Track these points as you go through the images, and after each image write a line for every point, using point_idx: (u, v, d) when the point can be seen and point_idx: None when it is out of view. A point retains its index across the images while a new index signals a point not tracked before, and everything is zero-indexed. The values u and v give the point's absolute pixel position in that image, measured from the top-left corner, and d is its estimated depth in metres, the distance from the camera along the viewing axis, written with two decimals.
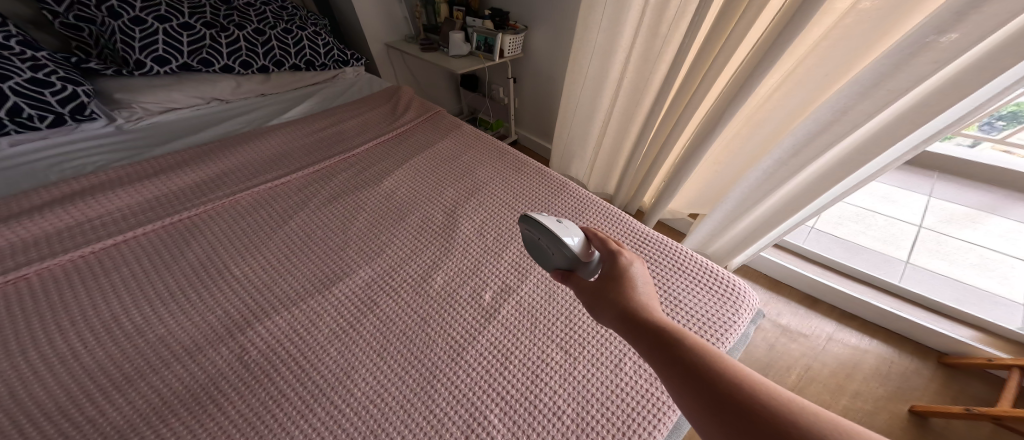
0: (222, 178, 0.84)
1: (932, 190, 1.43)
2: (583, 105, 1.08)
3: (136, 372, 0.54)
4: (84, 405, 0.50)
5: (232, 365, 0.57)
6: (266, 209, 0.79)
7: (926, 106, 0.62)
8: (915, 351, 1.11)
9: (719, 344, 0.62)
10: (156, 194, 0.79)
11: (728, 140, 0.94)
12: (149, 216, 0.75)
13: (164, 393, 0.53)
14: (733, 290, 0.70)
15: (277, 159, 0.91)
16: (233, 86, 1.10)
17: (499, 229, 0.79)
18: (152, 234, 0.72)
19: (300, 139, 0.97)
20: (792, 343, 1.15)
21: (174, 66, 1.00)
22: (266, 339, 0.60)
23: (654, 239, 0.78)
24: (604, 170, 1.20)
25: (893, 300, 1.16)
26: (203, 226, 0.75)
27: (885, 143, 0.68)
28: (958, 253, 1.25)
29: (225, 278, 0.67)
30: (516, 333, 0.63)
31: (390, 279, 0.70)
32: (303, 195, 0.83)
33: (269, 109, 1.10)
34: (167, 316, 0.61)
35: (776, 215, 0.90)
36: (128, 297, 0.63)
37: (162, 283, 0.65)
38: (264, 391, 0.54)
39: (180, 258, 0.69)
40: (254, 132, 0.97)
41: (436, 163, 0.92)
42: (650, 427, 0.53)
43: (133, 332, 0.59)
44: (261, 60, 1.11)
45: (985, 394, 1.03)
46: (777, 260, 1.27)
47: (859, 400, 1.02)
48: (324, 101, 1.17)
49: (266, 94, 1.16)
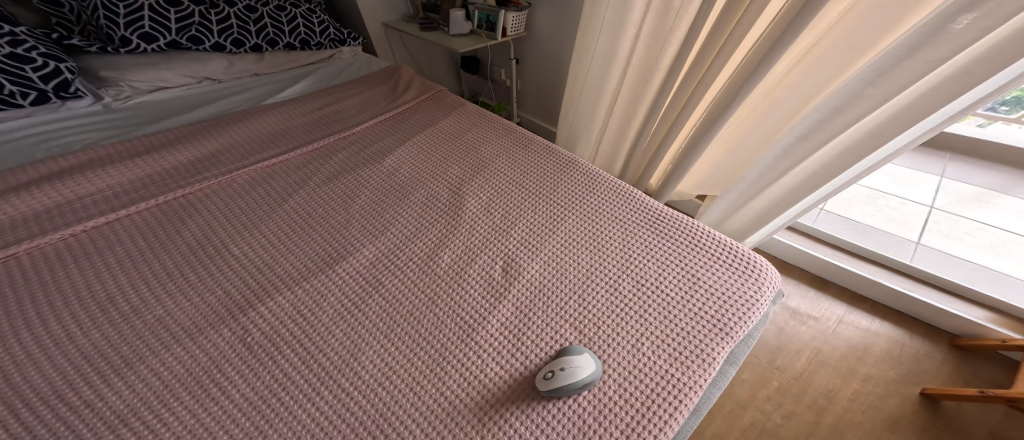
0: (218, 156, 0.82)
1: (945, 170, 1.39)
2: (590, 83, 1.06)
3: (137, 352, 0.52)
4: (84, 385, 0.48)
5: (235, 347, 0.55)
6: (265, 187, 0.77)
7: (963, 76, 0.59)
8: (926, 333, 1.11)
9: (738, 324, 0.61)
10: (148, 172, 0.76)
11: (741, 118, 0.92)
12: (140, 194, 0.72)
13: (167, 375, 0.50)
14: (752, 268, 0.69)
15: (274, 138, 0.88)
16: (225, 65, 1.07)
17: (507, 206, 0.76)
18: (145, 212, 0.69)
19: (297, 118, 0.94)
20: (802, 326, 1.15)
21: (161, 44, 0.96)
22: (269, 321, 0.58)
23: (668, 216, 0.76)
24: (610, 153, 1.17)
25: (903, 280, 1.15)
26: (200, 203, 0.72)
27: (916, 116, 0.66)
28: (970, 234, 1.23)
29: (227, 257, 0.65)
30: (527, 312, 0.62)
31: (395, 258, 0.68)
32: (302, 173, 0.80)
33: (264, 89, 1.08)
34: (165, 297, 0.59)
35: (793, 194, 0.88)
36: (123, 277, 0.60)
37: (158, 263, 0.63)
38: (277, 368, 0.53)
39: (177, 235, 0.67)
40: (250, 111, 0.94)
41: (440, 141, 0.90)
42: (671, 410, 0.51)
43: (130, 311, 0.56)
44: (253, 38, 1.08)
45: (998, 376, 1.02)
46: (789, 241, 1.27)
47: (870, 383, 1.03)
48: (322, 81, 1.14)
49: (259, 74, 1.13)
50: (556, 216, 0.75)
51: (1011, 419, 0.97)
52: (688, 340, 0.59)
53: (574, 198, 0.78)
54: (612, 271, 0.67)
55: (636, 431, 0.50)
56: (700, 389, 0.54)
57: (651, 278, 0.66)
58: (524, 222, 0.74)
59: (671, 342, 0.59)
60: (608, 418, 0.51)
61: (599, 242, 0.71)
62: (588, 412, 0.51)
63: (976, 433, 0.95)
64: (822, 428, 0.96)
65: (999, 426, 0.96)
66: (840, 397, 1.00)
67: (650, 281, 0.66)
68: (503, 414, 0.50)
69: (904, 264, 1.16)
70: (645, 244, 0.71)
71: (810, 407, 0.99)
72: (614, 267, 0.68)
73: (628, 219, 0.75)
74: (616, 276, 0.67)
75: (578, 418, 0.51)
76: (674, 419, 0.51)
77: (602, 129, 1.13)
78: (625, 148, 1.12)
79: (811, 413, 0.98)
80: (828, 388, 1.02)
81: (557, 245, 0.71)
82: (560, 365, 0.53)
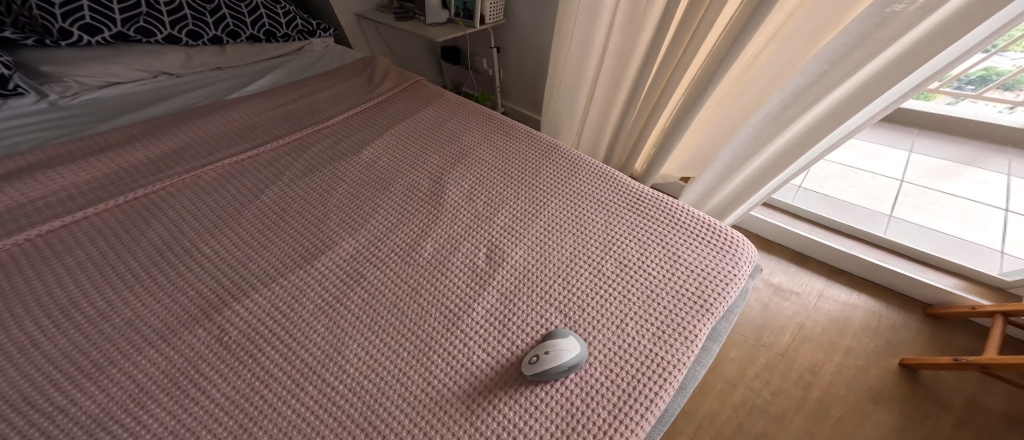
0: (182, 151, 0.79)
1: (913, 145, 1.43)
2: (568, 71, 1.05)
3: (109, 356, 0.50)
4: (52, 392, 0.46)
5: (213, 347, 0.53)
6: (234, 184, 0.75)
7: (911, 56, 0.61)
8: (901, 303, 1.15)
9: (719, 300, 0.62)
10: (106, 171, 0.73)
11: (717, 101, 0.92)
12: (100, 195, 0.69)
13: (142, 379, 0.49)
14: (731, 244, 0.70)
15: (242, 132, 0.86)
16: (183, 59, 1.04)
17: (488, 192, 0.76)
18: (107, 212, 0.67)
19: (266, 112, 0.92)
20: (785, 302, 1.18)
21: (107, 36, 0.92)
22: (248, 319, 0.57)
23: (649, 197, 0.77)
24: (594, 140, 1.17)
25: (879, 252, 1.18)
26: (165, 202, 0.70)
27: (872, 94, 0.68)
28: (938, 204, 1.28)
29: (198, 257, 0.63)
30: (512, 298, 0.62)
31: (375, 250, 0.67)
32: (275, 167, 0.79)
33: (229, 84, 1.05)
34: (135, 299, 0.57)
35: (765, 172, 0.90)
36: (90, 281, 0.58)
37: (126, 265, 0.61)
38: (259, 365, 0.52)
39: (142, 236, 0.65)
40: (214, 106, 0.92)
41: (418, 131, 0.89)
42: (656, 389, 0.53)
43: (96, 314, 0.54)
44: (211, 30, 1.06)
45: (971, 342, 1.07)
46: (768, 218, 1.29)
47: (851, 356, 1.06)
48: (292, 74, 1.13)
49: (222, 67, 1.10)
50: (539, 201, 0.75)
51: (984, 385, 1.01)
52: (671, 318, 0.60)
53: (556, 182, 0.78)
54: (596, 253, 0.68)
55: (623, 411, 0.51)
56: (684, 367, 0.56)
57: (635, 259, 0.67)
58: (507, 208, 0.74)
59: (655, 321, 0.60)
60: (595, 399, 0.52)
61: (582, 225, 0.72)
62: (574, 395, 0.52)
63: (953, 401, 0.99)
64: (809, 402, 0.99)
65: (975, 393, 1.00)
66: (824, 371, 1.03)
67: (633, 262, 0.67)
68: (491, 401, 0.51)
69: (881, 238, 1.19)
70: (627, 225, 0.71)
71: (796, 382, 1.02)
72: (597, 249, 0.68)
73: (610, 202, 0.75)
74: (600, 258, 0.67)
75: (565, 402, 0.52)
76: (659, 398, 0.52)
77: (584, 115, 1.13)
78: (608, 134, 1.12)
79: (798, 388, 1.01)
80: (812, 363, 1.05)
81: (541, 229, 0.71)
82: (545, 348, 0.53)
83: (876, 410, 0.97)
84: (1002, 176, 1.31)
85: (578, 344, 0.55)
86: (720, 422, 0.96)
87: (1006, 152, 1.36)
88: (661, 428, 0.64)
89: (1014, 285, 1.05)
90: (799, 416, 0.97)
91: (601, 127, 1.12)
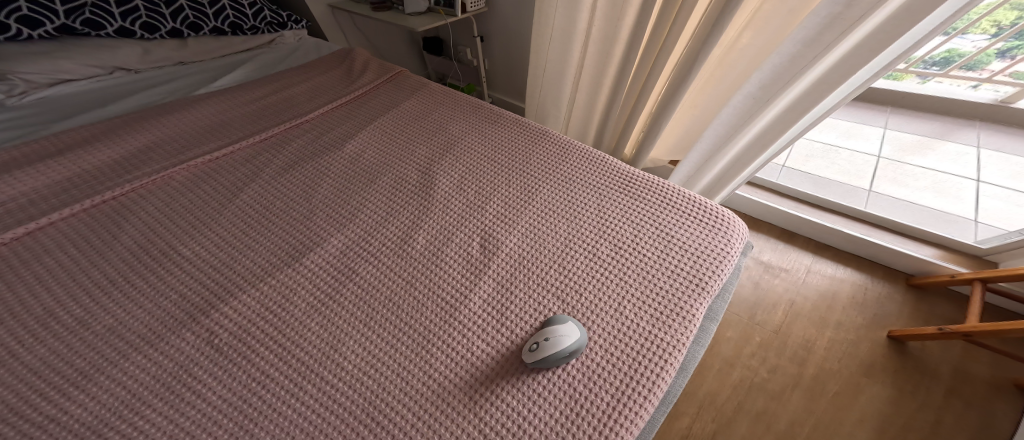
0: (152, 150, 0.77)
1: (886, 122, 1.48)
2: (552, 58, 1.05)
3: (95, 364, 0.49)
4: (39, 403, 0.45)
5: (203, 350, 0.51)
6: (210, 183, 0.72)
7: (880, 35, 0.63)
8: (885, 275, 1.19)
9: (714, 278, 0.63)
10: (68, 174, 0.70)
11: (700, 84, 0.94)
12: (65, 199, 0.66)
13: (133, 385, 0.47)
14: (722, 222, 0.71)
15: (216, 129, 0.83)
16: (140, 53, 1.00)
17: (479, 182, 0.75)
18: (72, 218, 0.64)
19: (238, 108, 0.90)
20: (775, 279, 1.21)
21: (50, 29, 0.88)
22: (237, 319, 0.55)
23: (640, 179, 0.77)
24: (581, 127, 1.18)
25: (861, 226, 1.22)
26: (139, 203, 0.68)
27: (845, 74, 0.70)
28: (913, 177, 1.33)
29: (174, 261, 0.61)
30: (509, 286, 0.62)
31: (366, 244, 0.66)
32: (251, 165, 0.76)
33: (194, 79, 1.02)
34: (115, 305, 0.55)
35: (749, 152, 0.92)
36: (64, 288, 0.56)
37: (100, 271, 0.58)
38: (256, 366, 0.51)
39: (114, 241, 0.62)
40: (180, 103, 0.89)
41: (404, 123, 0.87)
42: (657, 371, 0.53)
43: (75, 323, 0.52)
44: (169, 22, 1.02)
45: (952, 310, 1.11)
46: (754, 197, 1.31)
47: (841, 330, 1.10)
48: (263, 68, 1.09)
49: (185, 62, 1.07)
50: (530, 188, 0.75)
51: (968, 353, 1.05)
52: (668, 298, 0.61)
53: (546, 168, 0.78)
54: (590, 237, 0.68)
55: (626, 394, 0.51)
56: (683, 347, 0.56)
57: (629, 241, 0.67)
58: (499, 196, 0.73)
59: (652, 302, 0.60)
60: (597, 383, 0.52)
61: (575, 210, 0.72)
62: (577, 380, 0.53)
63: (940, 370, 1.02)
64: (805, 378, 1.02)
65: (961, 362, 1.04)
66: (817, 347, 1.07)
67: (628, 244, 0.67)
68: (494, 390, 0.51)
69: (863, 211, 1.22)
70: (619, 208, 0.72)
71: (791, 359, 1.05)
72: (591, 233, 0.68)
73: (601, 186, 0.76)
74: (595, 242, 0.67)
75: (567, 387, 0.52)
76: (661, 379, 0.53)
77: (571, 102, 1.13)
78: (596, 121, 1.13)
79: (793, 365, 1.04)
80: (805, 339, 1.08)
81: (534, 216, 0.71)
82: (545, 335, 0.53)
83: (869, 383, 1.01)
84: (973, 149, 1.36)
85: (578, 330, 0.55)
86: (721, 402, 0.99)
87: (973, 126, 1.42)
88: (664, 409, 0.64)
89: (991, 252, 1.09)
90: (796, 393, 1.00)
91: (588, 114, 1.13)
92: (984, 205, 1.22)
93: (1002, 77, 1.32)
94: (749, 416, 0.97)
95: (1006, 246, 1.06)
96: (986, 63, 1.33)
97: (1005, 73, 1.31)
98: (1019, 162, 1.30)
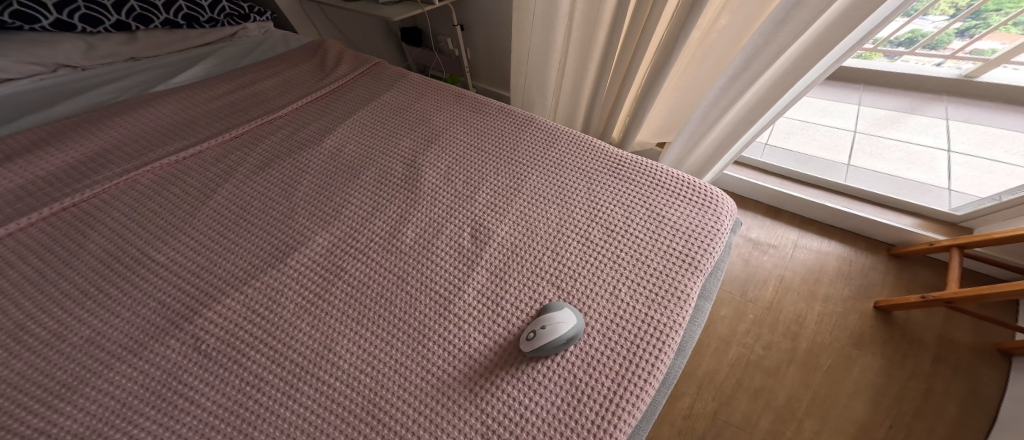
0: (111, 153, 0.72)
1: (860, 99, 1.52)
2: (536, 45, 1.02)
3: (78, 375, 0.48)
4: (27, 414, 0.44)
5: (190, 356, 0.50)
6: (178, 185, 0.69)
7: (853, 11, 0.64)
8: (868, 246, 1.22)
9: (705, 257, 0.64)
10: (21, 181, 0.66)
11: (682, 67, 0.94)
12: (22, 207, 0.63)
13: (119, 393, 0.46)
14: (711, 200, 0.71)
15: (179, 127, 0.79)
16: (84, 49, 0.93)
17: (466, 172, 0.74)
18: (32, 227, 0.61)
19: (200, 105, 0.84)
20: (764, 255, 1.23)
21: None
22: (222, 324, 0.53)
23: (628, 162, 0.77)
24: (569, 114, 1.18)
25: (842, 199, 1.25)
26: (105, 209, 0.65)
27: (822, 50, 0.71)
28: (888, 150, 1.37)
29: (150, 266, 0.59)
30: (502, 275, 0.61)
31: (354, 241, 0.64)
32: (223, 166, 0.73)
33: (151, 75, 0.97)
34: (90, 315, 0.53)
35: (735, 131, 0.93)
36: (32, 301, 0.54)
37: (70, 280, 0.56)
38: (247, 370, 0.49)
39: (80, 250, 0.60)
40: (136, 101, 0.82)
41: (383, 115, 0.84)
42: (654, 352, 0.53)
43: (49, 336, 0.51)
44: (113, 15, 0.94)
45: (932, 277, 1.14)
46: (740, 176, 1.33)
47: (830, 302, 1.12)
48: (227, 62, 1.04)
49: (137, 57, 1.00)
50: (519, 176, 0.74)
51: (951, 320, 1.08)
52: (661, 278, 0.61)
53: (533, 155, 0.78)
54: (581, 222, 0.68)
55: (625, 377, 0.51)
56: (679, 327, 0.56)
57: (620, 224, 0.67)
58: (487, 186, 0.72)
59: (647, 284, 0.60)
60: (596, 368, 0.52)
61: (565, 196, 0.71)
62: (576, 365, 0.52)
63: (926, 338, 1.05)
64: (798, 354, 1.04)
65: (946, 330, 1.07)
66: (808, 321, 1.09)
67: (619, 227, 0.67)
68: (494, 381, 0.50)
69: (845, 185, 1.25)
70: (608, 192, 0.72)
71: (784, 335, 1.07)
72: (582, 217, 0.68)
73: (589, 170, 0.75)
74: (586, 227, 0.67)
75: (566, 373, 0.51)
76: (660, 360, 0.53)
77: (557, 88, 1.12)
78: (582, 108, 1.14)
79: (787, 341, 1.06)
80: (796, 314, 1.10)
81: (524, 203, 0.70)
82: (540, 323, 0.52)
83: (861, 355, 1.03)
84: (942, 121, 1.41)
85: (574, 315, 0.54)
86: (719, 381, 1.01)
87: (942, 99, 1.47)
88: (665, 392, 0.64)
89: (965, 219, 1.14)
90: (791, 368, 1.02)
91: (575, 100, 1.13)
92: (957, 173, 1.28)
93: (963, 54, 1.37)
94: (746, 393, 0.98)
95: (980, 212, 1.10)
96: (948, 41, 1.38)
97: (966, 51, 1.36)
98: (989, 131, 1.35)
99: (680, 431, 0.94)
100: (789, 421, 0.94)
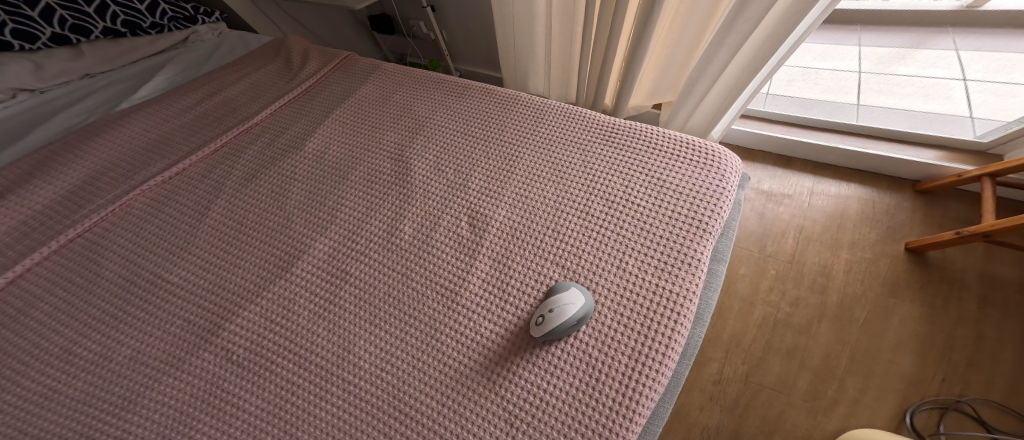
0: (99, 177, 0.72)
1: (860, 40, 1.46)
2: (517, 15, 0.97)
3: (131, 389, 0.48)
4: (81, 428, 0.45)
5: (223, 365, 0.49)
6: (173, 205, 0.68)
7: None
8: (891, 186, 1.16)
9: (713, 218, 0.60)
10: (18, 217, 0.65)
11: (668, 27, 0.90)
12: (29, 244, 0.63)
13: (169, 404, 0.47)
14: (713, 156, 0.67)
15: (159, 145, 0.78)
16: (33, 69, 0.91)
17: (456, 160, 0.72)
18: (47, 261, 0.61)
19: (172, 119, 0.83)
20: (779, 207, 1.17)
21: None
22: (246, 334, 0.52)
23: (621, 128, 0.74)
24: (562, 81, 1.15)
25: (858, 140, 1.19)
26: (108, 233, 0.65)
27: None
28: (897, 87, 1.32)
29: (165, 284, 0.58)
30: (503, 260, 0.58)
31: (354, 242, 0.62)
32: (211, 179, 0.72)
33: (112, 92, 0.98)
34: (119, 335, 0.53)
35: (737, 86, 0.89)
36: (59, 326, 0.54)
37: (96, 307, 0.56)
38: (269, 376, 0.48)
39: (97, 278, 0.60)
40: (107, 120, 0.82)
41: (364, 111, 0.83)
42: (671, 323, 0.49)
43: (93, 357, 0.51)
44: (47, 27, 0.91)
45: (963, 212, 1.08)
46: (748, 129, 1.28)
47: (855, 248, 1.07)
48: (187, 70, 1.05)
49: (92, 74, 1.00)
50: (511, 157, 0.71)
51: (993, 255, 1.01)
52: (669, 245, 0.57)
53: (524, 134, 0.75)
54: (580, 195, 0.64)
55: (643, 351, 0.47)
56: (693, 295, 0.53)
57: (620, 193, 0.64)
58: (480, 171, 0.70)
59: (654, 251, 0.57)
60: (612, 348, 0.48)
61: (560, 171, 0.68)
62: (591, 346, 0.48)
63: (967, 278, 0.99)
64: (830, 308, 0.98)
65: (988, 265, 1.00)
66: (834, 271, 1.03)
67: (620, 197, 0.63)
68: (511, 367, 0.47)
69: (860, 125, 1.18)
70: (605, 162, 0.68)
71: (811, 288, 1.01)
72: (580, 190, 0.65)
73: (583, 142, 0.72)
74: (586, 199, 0.64)
75: (581, 355, 0.48)
76: (677, 332, 0.49)
77: (546, 56, 1.07)
78: (573, 77, 1.11)
79: (815, 295, 1.00)
80: (821, 265, 1.05)
81: (519, 184, 0.67)
82: (548, 307, 0.49)
83: (898, 304, 0.97)
84: (948, 52, 1.35)
85: (582, 294, 0.51)
86: (748, 342, 0.95)
87: (947, 32, 1.40)
88: (687, 362, 0.60)
89: (992, 146, 1.08)
90: (824, 324, 0.96)
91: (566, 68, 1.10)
92: (975, 101, 1.22)
93: None
94: (780, 353, 0.93)
95: (1007, 137, 1.04)
96: None
97: None
98: (1000, 57, 1.30)
99: (713, 397, 0.89)
100: (829, 380, 0.89)
